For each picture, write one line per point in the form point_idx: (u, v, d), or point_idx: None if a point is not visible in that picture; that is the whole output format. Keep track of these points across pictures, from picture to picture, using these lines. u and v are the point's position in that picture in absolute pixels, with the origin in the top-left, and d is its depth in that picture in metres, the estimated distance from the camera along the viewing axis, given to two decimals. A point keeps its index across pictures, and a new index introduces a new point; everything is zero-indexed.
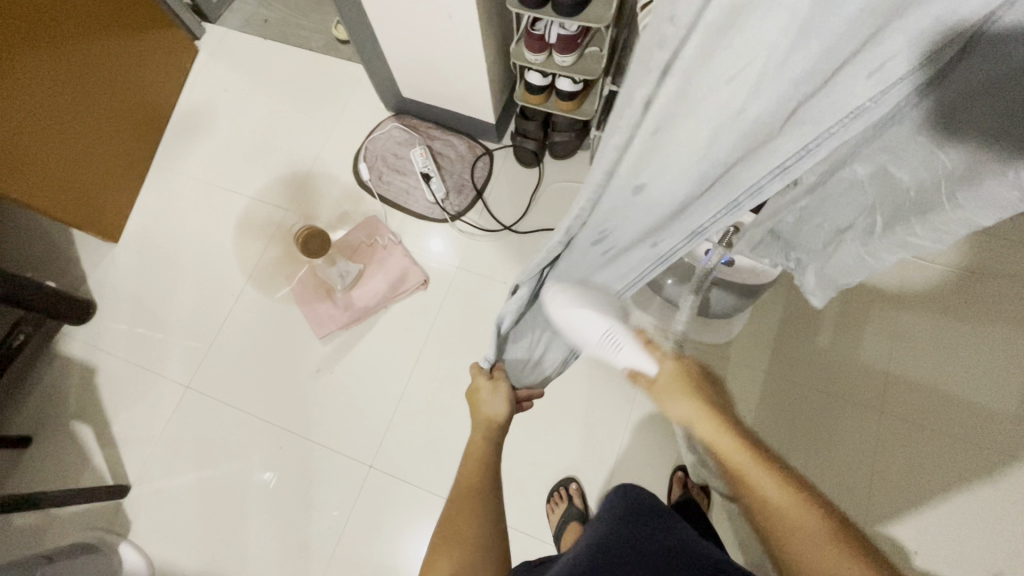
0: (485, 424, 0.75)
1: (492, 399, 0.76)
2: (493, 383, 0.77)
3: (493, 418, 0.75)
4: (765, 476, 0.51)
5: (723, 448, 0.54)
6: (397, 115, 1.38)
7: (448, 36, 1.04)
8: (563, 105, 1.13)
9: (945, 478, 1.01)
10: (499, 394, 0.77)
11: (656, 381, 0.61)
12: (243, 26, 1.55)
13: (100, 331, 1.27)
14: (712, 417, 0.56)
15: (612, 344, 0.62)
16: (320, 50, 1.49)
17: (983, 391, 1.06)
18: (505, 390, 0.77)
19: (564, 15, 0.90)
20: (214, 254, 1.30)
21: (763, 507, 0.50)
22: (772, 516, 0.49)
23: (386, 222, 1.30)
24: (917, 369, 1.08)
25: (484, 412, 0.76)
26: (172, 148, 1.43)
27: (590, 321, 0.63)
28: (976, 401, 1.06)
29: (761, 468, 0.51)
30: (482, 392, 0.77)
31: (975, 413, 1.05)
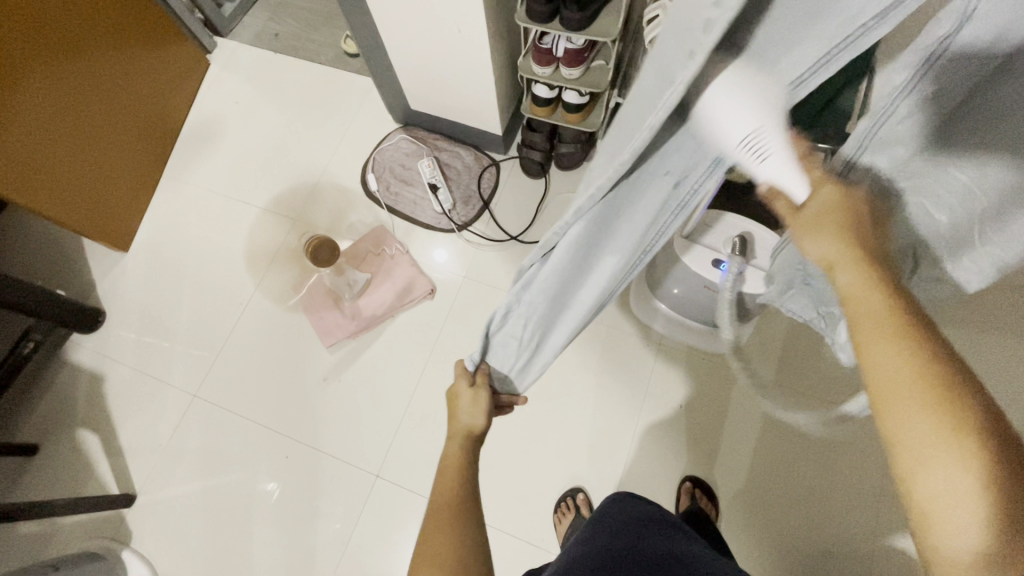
0: (462, 434, 0.75)
1: (471, 410, 0.75)
2: (472, 391, 0.74)
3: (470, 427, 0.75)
4: (894, 341, 0.36)
5: (859, 297, 0.39)
6: (405, 127, 1.40)
7: (457, 50, 1.06)
8: (570, 117, 1.14)
9: None
10: (477, 404, 0.75)
11: (803, 206, 0.41)
12: (254, 40, 1.58)
13: (109, 339, 1.28)
14: (861, 263, 0.40)
15: (756, 155, 0.36)
16: (329, 64, 1.51)
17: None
18: (483, 399, 0.75)
19: (571, 29, 0.92)
20: (224, 263, 1.32)
21: (877, 372, 0.36)
22: (898, 383, 0.35)
23: (393, 232, 1.31)
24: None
25: (462, 420, 0.75)
26: (182, 159, 1.45)
27: (745, 111, 0.33)
28: None
29: (910, 337, 0.35)
30: (462, 400, 0.75)
31: None
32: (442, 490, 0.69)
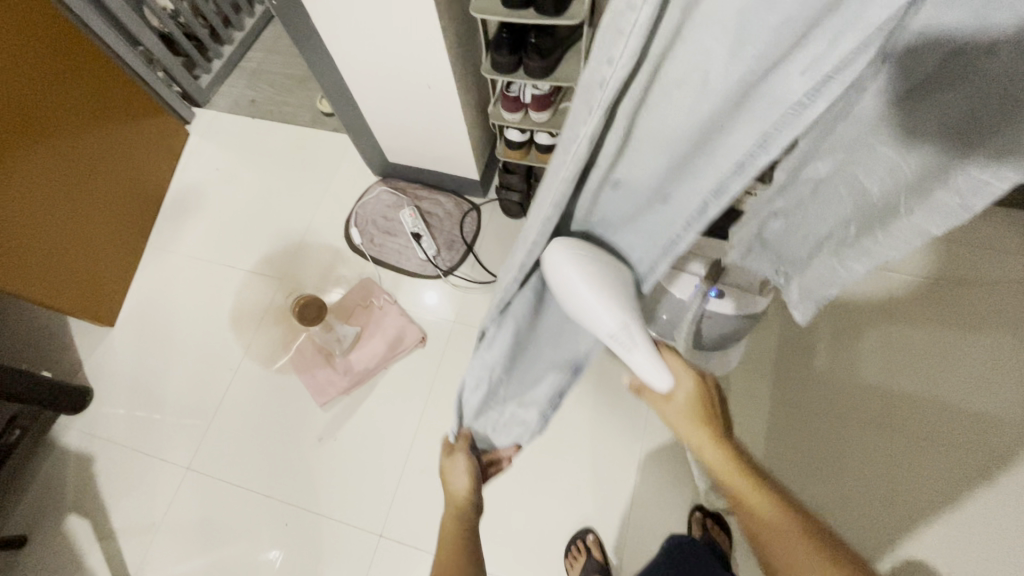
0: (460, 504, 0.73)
1: (457, 473, 0.73)
2: (456, 455, 0.74)
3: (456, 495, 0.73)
4: (756, 489, 0.56)
5: (721, 462, 0.60)
6: (384, 179, 1.42)
7: (428, 103, 1.09)
8: (543, 157, 1.18)
9: (958, 484, 0.98)
10: (460, 467, 0.74)
11: (673, 399, 0.64)
12: (231, 108, 1.62)
13: (98, 417, 1.25)
14: (723, 444, 0.61)
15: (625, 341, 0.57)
16: (306, 124, 1.55)
17: (992, 400, 1.04)
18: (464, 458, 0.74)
19: (535, 77, 0.95)
20: (212, 328, 1.31)
21: (755, 517, 0.55)
22: (761, 526, 0.54)
23: (380, 283, 1.32)
24: (923, 384, 1.08)
25: (450, 488, 0.74)
26: (165, 229, 1.46)
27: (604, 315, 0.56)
28: (981, 409, 1.03)
29: (751, 479, 0.57)
30: (450, 468, 0.74)
31: (980, 422, 1.02)
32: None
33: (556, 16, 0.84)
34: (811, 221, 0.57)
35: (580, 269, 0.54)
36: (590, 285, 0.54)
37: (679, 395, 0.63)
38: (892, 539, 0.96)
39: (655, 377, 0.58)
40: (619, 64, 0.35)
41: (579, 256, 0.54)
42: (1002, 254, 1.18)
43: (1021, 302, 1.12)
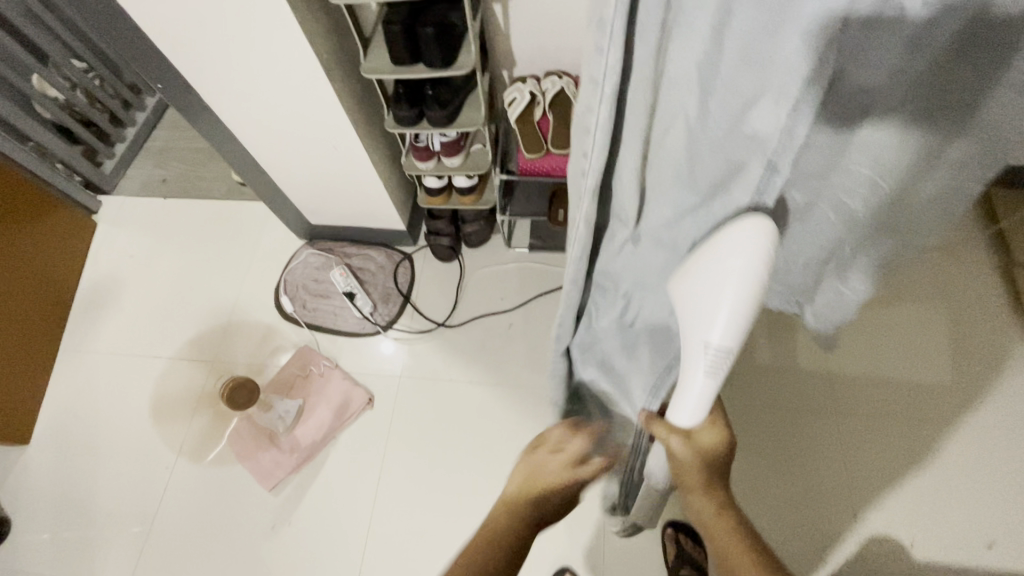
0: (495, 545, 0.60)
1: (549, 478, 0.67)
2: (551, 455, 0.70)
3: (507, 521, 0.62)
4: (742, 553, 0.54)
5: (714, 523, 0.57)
6: (310, 242, 1.38)
7: (339, 164, 1.08)
8: (465, 199, 1.18)
9: (905, 447, 1.06)
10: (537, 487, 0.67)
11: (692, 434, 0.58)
12: (141, 190, 1.55)
13: (20, 547, 1.13)
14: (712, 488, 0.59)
15: (712, 367, 0.53)
16: (223, 196, 1.51)
17: (935, 368, 1.11)
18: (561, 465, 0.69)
19: (440, 126, 0.96)
20: (142, 427, 1.22)
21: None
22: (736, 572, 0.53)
23: (318, 349, 1.27)
24: (879, 366, 1.08)
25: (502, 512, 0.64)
26: (81, 327, 1.37)
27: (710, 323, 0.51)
28: (929, 380, 1.10)
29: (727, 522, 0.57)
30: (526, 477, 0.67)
31: (930, 393, 1.09)
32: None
33: (447, 66, 0.84)
34: (809, 243, 0.62)
35: (735, 255, 0.50)
36: (714, 267, 0.51)
37: (698, 441, 0.59)
38: (857, 514, 1.02)
39: (696, 406, 0.56)
40: (594, 158, 0.46)
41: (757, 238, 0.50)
42: None
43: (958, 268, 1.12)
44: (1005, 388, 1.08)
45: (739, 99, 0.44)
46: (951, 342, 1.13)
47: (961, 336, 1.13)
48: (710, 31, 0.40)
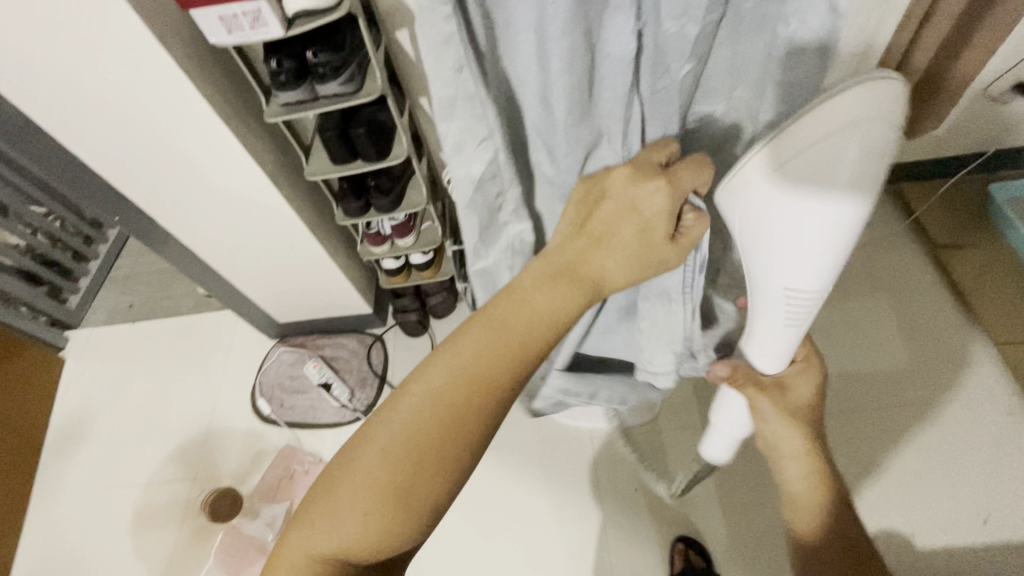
0: (526, 353, 0.48)
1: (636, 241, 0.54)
2: (652, 184, 0.53)
3: (551, 312, 0.50)
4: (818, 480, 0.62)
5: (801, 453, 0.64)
6: (283, 339, 1.40)
7: (297, 262, 1.13)
8: (425, 274, 1.24)
9: (881, 437, 1.08)
10: (619, 253, 0.53)
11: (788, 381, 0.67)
12: (108, 319, 1.57)
13: None
14: (802, 431, 0.64)
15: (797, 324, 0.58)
16: (191, 311, 1.53)
17: (893, 357, 1.17)
18: (658, 209, 0.54)
19: (387, 210, 1.03)
20: (125, 561, 1.17)
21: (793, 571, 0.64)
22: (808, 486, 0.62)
23: (301, 446, 1.26)
24: (845, 360, 1.17)
25: (547, 294, 0.50)
26: (54, 467, 1.33)
27: (807, 297, 0.54)
28: (889, 369, 1.15)
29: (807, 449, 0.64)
30: (597, 237, 0.54)
31: (893, 380, 1.14)
32: (426, 438, 0.44)
33: (381, 157, 0.93)
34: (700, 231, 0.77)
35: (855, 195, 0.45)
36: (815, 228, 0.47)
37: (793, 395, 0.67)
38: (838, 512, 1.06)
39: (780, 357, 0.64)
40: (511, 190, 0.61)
41: (891, 98, 0.47)
42: None
43: (883, 262, 1.29)
44: (969, 367, 1.14)
45: (573, 148, 0.60)
46: (901, 332, 1.19)
47: (918, 323, 1.20)
48: (534, 100, 0.56)
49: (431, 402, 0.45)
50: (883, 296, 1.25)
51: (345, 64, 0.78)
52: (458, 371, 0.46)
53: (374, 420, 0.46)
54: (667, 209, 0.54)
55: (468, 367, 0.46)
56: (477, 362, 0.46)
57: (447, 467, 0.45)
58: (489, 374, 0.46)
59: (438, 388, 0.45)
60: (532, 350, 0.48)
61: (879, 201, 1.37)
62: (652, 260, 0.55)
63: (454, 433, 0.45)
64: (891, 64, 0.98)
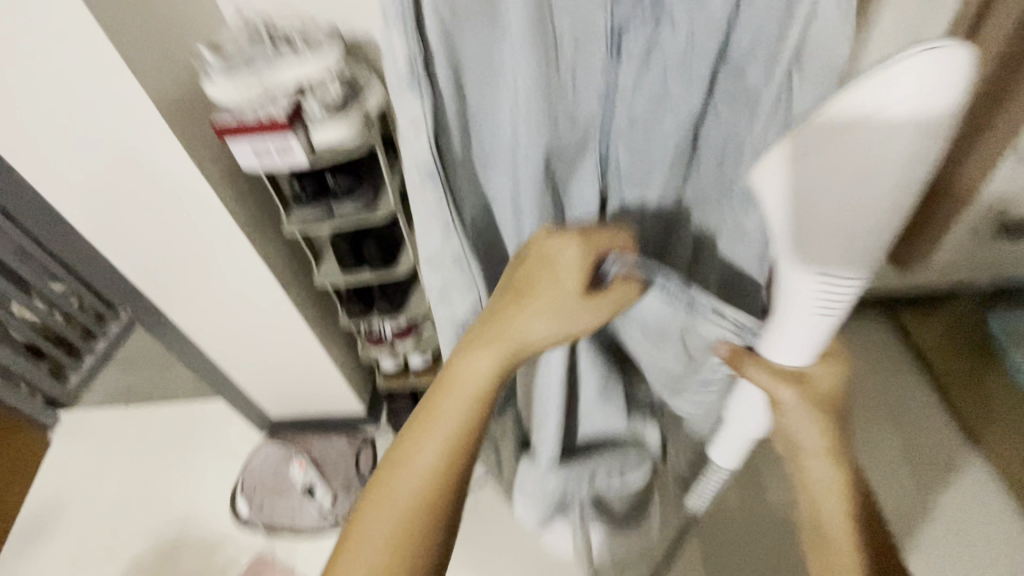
0: (462, 433, 0.49)
1: (557, 299, 0.52)
2: (564, 246, 0.52)
3: (475, 383, 0.50)
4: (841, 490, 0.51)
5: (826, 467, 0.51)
6: (272, 433, 1.36)
7: (297, 363, 1.16)
8: (423, 377, 1.23)
9: None
10: (542, 313, 0.52)
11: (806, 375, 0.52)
12: (103, 401, 1.56)
13: None
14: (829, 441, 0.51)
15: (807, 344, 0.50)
16: (186, 397, 1.52)
17: (893, 490, 1.16)
18: (573, 271, 0.52)
19: (389, 312, 1.06)
20: None
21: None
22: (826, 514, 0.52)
23: (275, 556, 1.21)
24: None
25: (466, 369, 0.51)
26: (21, 561, 1.28)
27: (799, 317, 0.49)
28: (889, 503, 1.14)
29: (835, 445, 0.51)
30: (516, 302, 0.53)
31: (892, 516, 1.13)
32: (393, 543, 0.46)
33: (386, 265, 0.97)
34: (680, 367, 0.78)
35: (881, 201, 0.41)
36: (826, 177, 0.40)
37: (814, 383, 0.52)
38: None
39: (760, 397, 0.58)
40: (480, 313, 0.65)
41: (953, 68, 0.35)
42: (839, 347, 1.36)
43: (893, 387, 1.29)
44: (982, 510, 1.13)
45: None
46: (903, 462, 1.19)
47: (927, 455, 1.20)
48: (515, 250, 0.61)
49: (385, 512, 0.47)
50: (886, 422, 1.24)
51: (360, 187, 0.86)
52: (394, 504, 0.47)
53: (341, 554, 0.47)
54: (581, 270, 0.52)
55: (398, 481, 0.47)
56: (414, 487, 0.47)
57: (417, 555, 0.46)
58: (430, 467, 0.48)
59: (388, 499, 0.47)
60: (468, 431, 0.49)
61: (884, 329, 1.37)
62: (574, 320, 0.53)
63: (413, 528, 0.46)
64: None
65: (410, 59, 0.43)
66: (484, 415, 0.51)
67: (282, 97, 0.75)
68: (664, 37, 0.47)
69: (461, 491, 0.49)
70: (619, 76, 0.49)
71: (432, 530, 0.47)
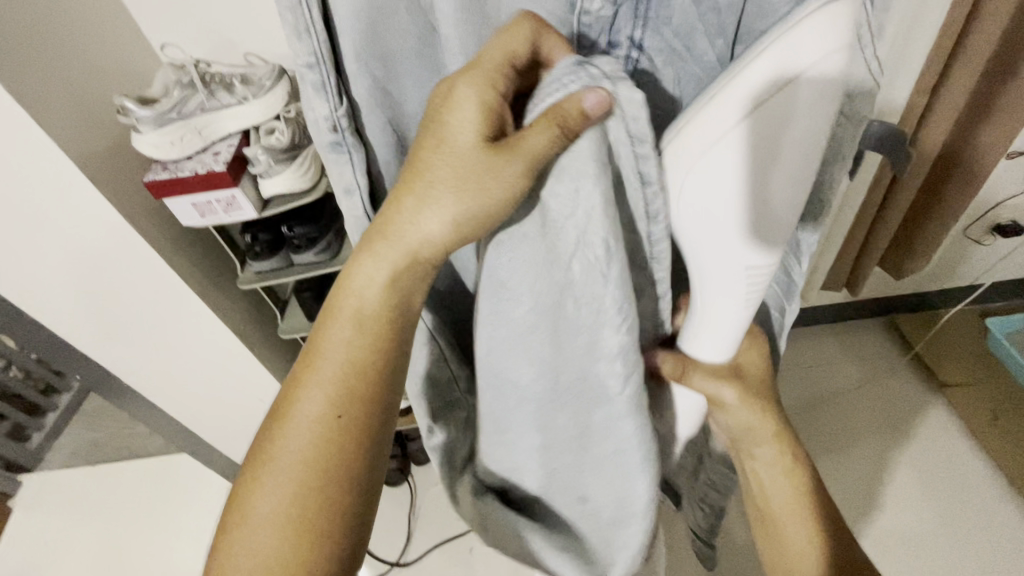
0: (361, 362, 0.38)
1: (454, 154, 0.35)
2: (454, 92, 0.35)
3: (364, 305, 0.38)
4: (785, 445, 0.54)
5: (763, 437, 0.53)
6: None
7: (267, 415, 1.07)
8: (405, 420, 1.15)
9: None
10: (434, 197, 0.36)
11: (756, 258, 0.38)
12: (68, 461, 1.46)
13: None
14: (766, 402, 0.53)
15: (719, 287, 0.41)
16: (158, 452, 1.43)
17: (899, 512, 1.10)
18: (472, 139, 0.35)
19: None
20: None
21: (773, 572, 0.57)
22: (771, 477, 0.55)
23: None
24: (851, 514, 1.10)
25: (349, 292, 0.38)
26: None
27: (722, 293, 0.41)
28: (898, 527, 1.08)
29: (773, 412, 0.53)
30: (401, 188, 0.37)
31: (902, 540, 1.07)
32: (300, 496, 0.36)
33: None
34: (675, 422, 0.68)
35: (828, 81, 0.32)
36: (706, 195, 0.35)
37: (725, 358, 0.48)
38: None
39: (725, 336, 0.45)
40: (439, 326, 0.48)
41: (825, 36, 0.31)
42: (833, 364, 1.30)
43: (885, 400, 1.24)
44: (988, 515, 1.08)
45: None
46: (912, 482, 1.13)
47: (928, 462, 1.15)
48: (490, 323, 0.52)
49: (280, 460, 0.37)
50: (891, 440, 1.18)
51: (321, 235, 0.78)
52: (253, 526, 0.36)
53: (234, 519, 0.37)
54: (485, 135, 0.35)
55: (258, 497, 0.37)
56: (268, 506, 0.36)
57: (336, 506, 0.37)
58: (324, 404, 0.38)
59: (280, 446, 0.37)
60: (370, 357, 0.38)
61: (880, 340, 1.32)
62: (472, 198, 0.35)
63: (323, 476, 0.37)
64: (864, 222, 0.98)
65: (332, 120, 0.34)
66: (386, 339, 0.39)
67: (223, 146, 0.67)
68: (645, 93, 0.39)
69: (382, 421, 0.39)
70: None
71: (349, 467, 0.38)
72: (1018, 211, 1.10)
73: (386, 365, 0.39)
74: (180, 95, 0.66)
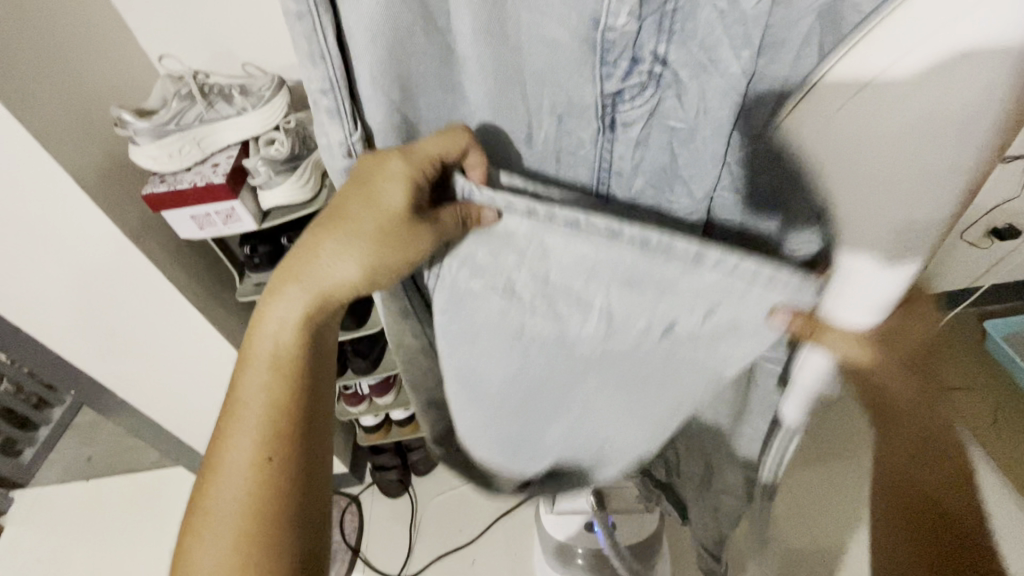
0: (279, 400, 0.39)
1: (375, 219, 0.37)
2: (384, 165, 0.35)
3: (278, 348, 0.39)
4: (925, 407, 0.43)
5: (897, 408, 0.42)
6: None
7: None
8: (406, 429, 1.14)
9: None
10: (348, 249, 0.37)
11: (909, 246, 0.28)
12: (63, 475, 1.43)
13: None
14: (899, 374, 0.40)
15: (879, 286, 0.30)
16: (155, 465, 1.40)
17: None
18: (395, 207, 0.36)
19: (364, 371, 0.97)
20: None
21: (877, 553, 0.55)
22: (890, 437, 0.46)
23: None
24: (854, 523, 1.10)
25: (262, 337, 0.39)
26: None
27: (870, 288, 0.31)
28: None
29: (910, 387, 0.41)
30: (319, 237, 0.38)
31: None
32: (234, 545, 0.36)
33: (360, 326, 0.89)
34: None
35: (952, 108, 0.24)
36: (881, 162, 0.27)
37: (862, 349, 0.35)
38: None
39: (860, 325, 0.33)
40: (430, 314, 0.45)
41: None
42: None
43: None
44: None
45: None
46: None
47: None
48: None
49: (216, 512, 0.37)
50: None
51: None
52: None
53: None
54: (405, 208, 0.37)
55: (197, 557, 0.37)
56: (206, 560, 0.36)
57: (276, 544, 0.37)
58: (252, 447, 0.38)
59: (213, 499, 0.38)
60: (290, 399, 0.39)
61: None
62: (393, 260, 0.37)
63: (258, 513, 0.37)
64: None
65: (347, 145, 0.35)
66: (302, 372, 0.40)
67: (222, 157, 0.66)
68: (669, 105, 0.37)
69: (310, 454, 0.40)
70: (612, 155, 0.40)
71: (286, 500, 0.38)
72: (1014, 215, 1.11)
73: (308, 396, 0.40)
74: (178, 105, 0.65)
